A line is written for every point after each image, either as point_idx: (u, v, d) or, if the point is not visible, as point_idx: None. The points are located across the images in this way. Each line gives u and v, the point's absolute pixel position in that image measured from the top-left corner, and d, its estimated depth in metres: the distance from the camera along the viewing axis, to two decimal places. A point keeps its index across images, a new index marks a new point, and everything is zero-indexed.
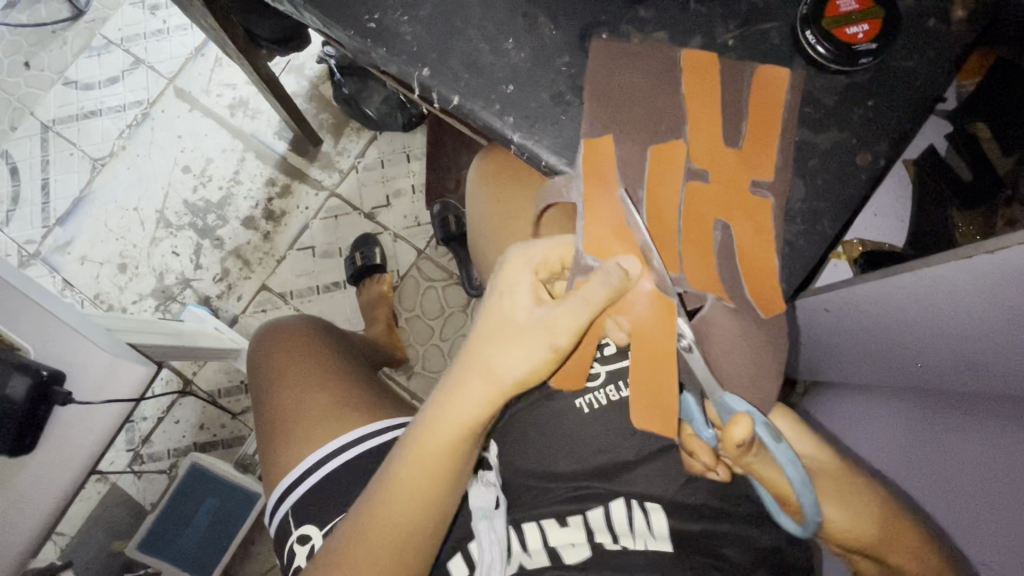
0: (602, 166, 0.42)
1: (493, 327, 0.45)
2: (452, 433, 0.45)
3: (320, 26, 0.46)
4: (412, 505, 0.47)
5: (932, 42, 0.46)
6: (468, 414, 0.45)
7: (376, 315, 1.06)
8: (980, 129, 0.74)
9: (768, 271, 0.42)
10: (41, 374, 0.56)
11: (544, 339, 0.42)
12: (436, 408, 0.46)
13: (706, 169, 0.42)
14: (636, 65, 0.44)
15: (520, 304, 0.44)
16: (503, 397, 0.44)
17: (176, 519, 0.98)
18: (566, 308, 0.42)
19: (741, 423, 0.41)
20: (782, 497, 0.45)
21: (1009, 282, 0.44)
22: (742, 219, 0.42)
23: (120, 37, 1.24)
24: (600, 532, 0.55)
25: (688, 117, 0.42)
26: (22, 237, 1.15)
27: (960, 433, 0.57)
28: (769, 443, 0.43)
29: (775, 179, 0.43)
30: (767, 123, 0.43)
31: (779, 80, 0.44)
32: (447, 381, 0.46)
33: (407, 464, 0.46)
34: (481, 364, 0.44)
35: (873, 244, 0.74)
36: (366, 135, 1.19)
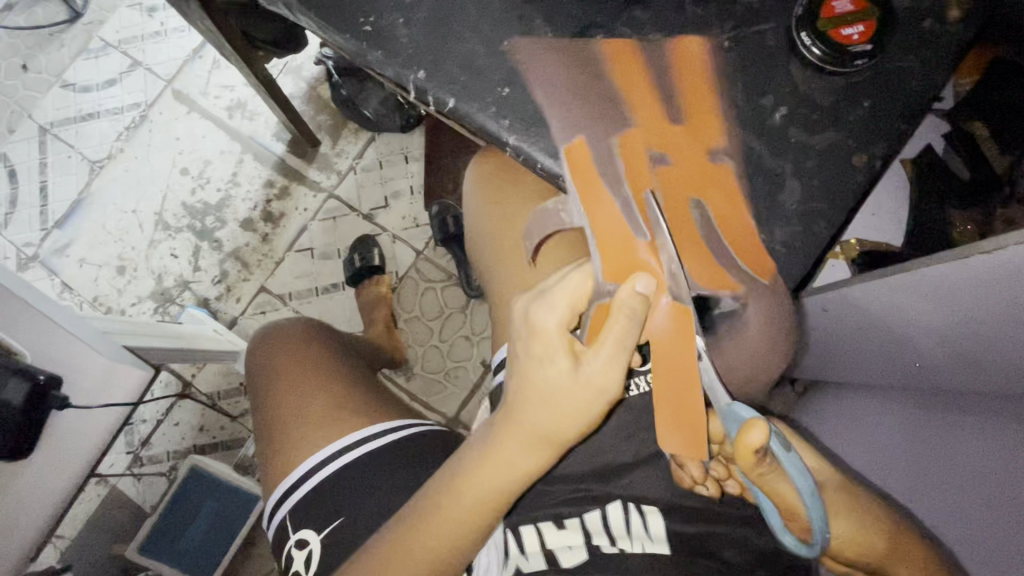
0: (584, 173, 0.41)
1: (535, 394, 0.42)
2: (507, 485, 0.45)
3: (316, 30, 0.46)
4: (453, 542, 0.47)
5: (928, 42, 0.46)
6: (520, 472, 0.45)
7: (375, 317, 1.06)
8: (976, 128, 0.74)
9: (751, 235, 0.43)
10: (38, 379, 0.56)
11: (597, 394, 0.41)
12: (486, 468, 0.45)
13: (667, 152, 0.42)
14: (566, 57, 0.44)
15: (559, 367, 0.41)
16: (553, 449, 0.44)
17: (176, 521, 0.98)
18: (608, 360, 0.41)
19: (758, 427, 0.39)
20: (791, 515, 0.42)
21: (1005, 282, 0.44)
22: (714, 191, 0.43)
23: (118, 39, 1.24)
24: (598, 535, 0.55)
25: (632, 104, 0.42)
26: (21, 240, 1.15)
27: (957, 434, 0.57)
28: (779, 453, 0.41)
29: (729, 147, 0.44)
30: (701, 97, 0.44)
31: (699, 53, 0.45)
32: (489, 445, 0.45)
33: (457, 512, 0.46)
34: (531, 429, 0.43)
35: (870, 244, 0.74)
36: (364, 136, 1.19)
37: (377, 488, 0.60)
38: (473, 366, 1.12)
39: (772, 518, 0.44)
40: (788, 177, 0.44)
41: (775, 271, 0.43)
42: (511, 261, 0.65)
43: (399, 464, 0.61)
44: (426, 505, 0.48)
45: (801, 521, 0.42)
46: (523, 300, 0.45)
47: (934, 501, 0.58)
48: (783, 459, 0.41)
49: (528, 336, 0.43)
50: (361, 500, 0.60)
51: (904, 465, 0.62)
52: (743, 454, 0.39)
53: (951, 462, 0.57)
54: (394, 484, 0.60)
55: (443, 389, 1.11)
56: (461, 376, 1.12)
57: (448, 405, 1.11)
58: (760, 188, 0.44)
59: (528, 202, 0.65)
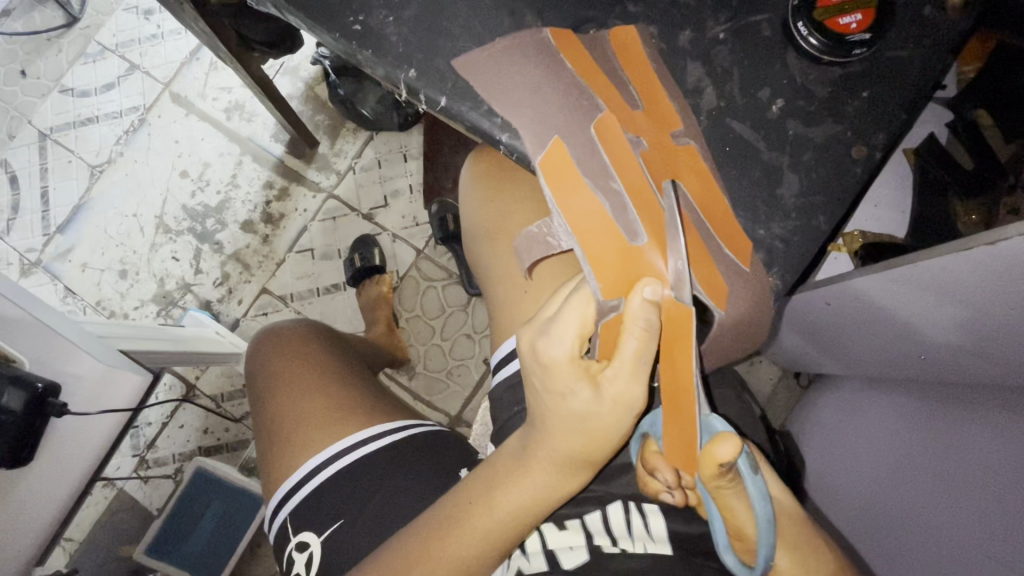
0: (566, 176, 0.38)
1: (563, 421, 0.42)
2: (538, 500, 0.46)
3: (305, 30, 0.45)
4: (479, 554, 0.47)
5: (928, 29, 0.45)
6: (547, 489, 0.45)
7: (376, 317, 1.06)
8: (981, 115, 0.73)
9: (727, 216, 0.42)
10: (36, 387, 0.56)
11: (624, 411, 0.41)
12: (515, 485, 0.46)
13: (639, 136, 0.40)
14: (518, 57, 0.42)
15: (583, 397, 0.41)
16: (580, 465, 0.44)
17: (183, 522, 0.99)
18: (628, 378, 0.40)
19: (729, 441, 0.39)
20: (739, 535, 0.44)
21: (1006, 274, 0.44)
22: (687, 173, 0.41)
23: (115, 42, 1.24)
24: (599, 535, 0.54)
25: (597, 96, 0.41)
26: (23, 245, 1.16)
27: (962, 431, 0.56)
28: (746, 474, 0.42)
29: (687, 128, 0.43)
30: (649, 83, 0.43)
31: (633, 39, 0.44)
32: (515, 467, 0.46)
33: (486, 527, 0.46)
34: (561, 451, 0.44)
35: (874, 236, 0.73)
36: (363, 136, 1.19)
37: (377, 490, 0.60)
38: (474, 364, 1.12)
39: (719, 538, 0.45)
40: (786, 171, 0.43)
41: (773, 268, 0.42)
42: (502, 259, 0.65)
43: (404, 466, 0.61)
44: (450, 513, 0.48)
45: (747, 543, 0.44)
46: (529, 336, 0.43)
47: (933, 496, 0.58)
48: (748, 482, 0.42)
49: (544, 371, 0.42)
50: (360, 502, 0.60)
51: (910, 460, 0.62)
52: (707, 464, 0.40)
53: (956, 457, 0.56)
54: (396, 486, 0.60)
55: (445, 388, 1.11)
56: (463, 375, 1.12)
57: (449, 404, 1.11)
58: (756, 183, 0.43)
59: (519, 194, 0.66)
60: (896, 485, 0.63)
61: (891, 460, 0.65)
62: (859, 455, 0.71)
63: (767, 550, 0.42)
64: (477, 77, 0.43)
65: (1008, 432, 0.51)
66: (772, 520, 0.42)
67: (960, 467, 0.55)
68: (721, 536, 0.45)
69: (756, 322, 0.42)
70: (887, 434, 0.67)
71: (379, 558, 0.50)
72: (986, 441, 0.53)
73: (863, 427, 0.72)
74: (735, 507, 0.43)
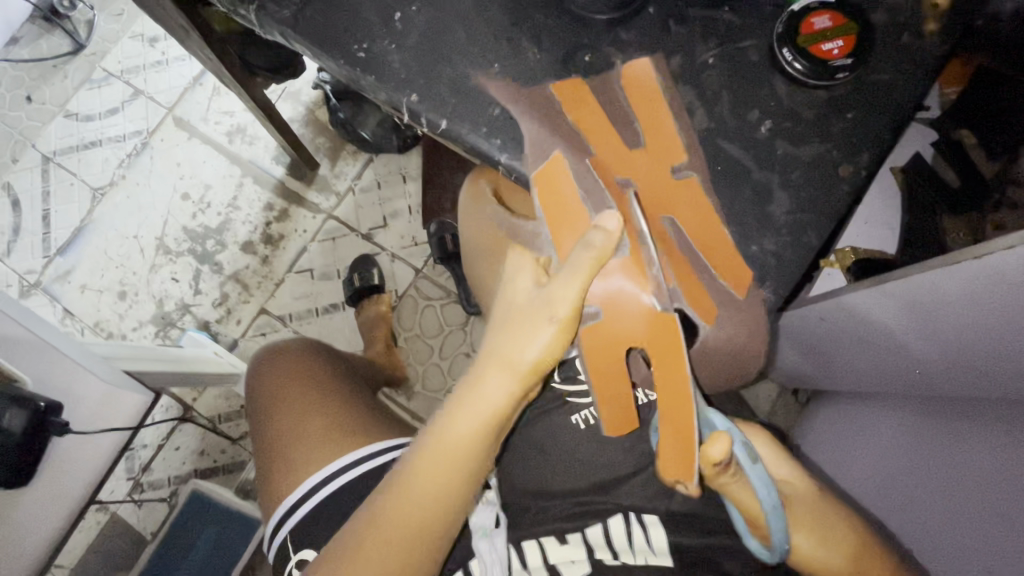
0: (557, 193, 0.43)
1: (510, 324, 0.45)
2: (483, 424, 0.47)
3: (312, 57, 0.47)
4: (427, 479, 0.48)
5: (908, 55, 0.47)
6: (489, 406, 0.46)
7: (375, 336, 1.06)
8: (964, 136, 0.75)
9: (728, 248, 0.43)
10: (38, 406, 0.56)
11: (553, 307, 0.43)
12: (466, 406, 0.47)
13: (633, 174, 0.43)
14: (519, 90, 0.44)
15: (525, 284, 0.45)
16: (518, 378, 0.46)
17: (176, 547, 0.97)
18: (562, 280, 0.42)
19: (719, 442, 0.42)
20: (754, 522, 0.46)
21: (993, 287, 0.45)
22: (681, 205, 0.44)
23: (120, 68, 1.27)
24: (600, 548, 0.54)
25: (590, 133, 0.44)
26: (23, 267, 1.16)
27: (964, 448, 0.56)
28: (745, 465, 0.44)
29: (690, 160, 0.44)
30: (654, 117, 0.44)
31: (646, 74, 0.45)
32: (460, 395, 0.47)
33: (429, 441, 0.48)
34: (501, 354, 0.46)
35: (865, 252, 0.74)
36: (362, 158, 1.21)
37: None
38: None
39: (739, 524, 0.48)
40: (776, 189, 0.45)
41: (766, 282, 0.44)
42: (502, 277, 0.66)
43: None
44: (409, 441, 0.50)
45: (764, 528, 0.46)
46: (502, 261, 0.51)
47: (938, 511, 0.58)
48: (749, 473, 0.44)
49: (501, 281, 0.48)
50: None
51: (914, 480, 0.62)
52: (705, 464, 0.43)
53: (958, 472, 0.57)
54: None
55: None
56: None
57: None
58: (749, 200, 0.44)
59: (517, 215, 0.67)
60: (900, 502, 0.64)
61: (893, 477, 0.66)
62: (859, 470, 0.72)
63: (779, 534, 0.44)
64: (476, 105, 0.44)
65: (1008, 447, 0.52)
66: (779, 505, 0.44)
67: (963, 483, 0.56)
68: (739, 523, 0.47)
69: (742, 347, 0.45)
70: (887, 451, 0.68)
71: (347, 546, 0.47)
72: (987, 456, 0.53)
73: (862, 445, 0.73)
74: (744, 498, 0.45)
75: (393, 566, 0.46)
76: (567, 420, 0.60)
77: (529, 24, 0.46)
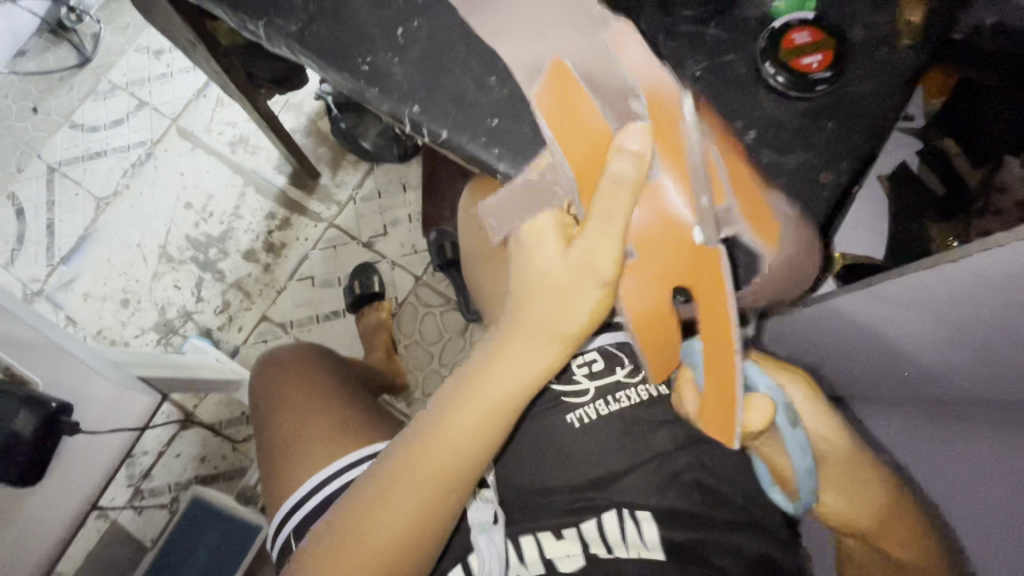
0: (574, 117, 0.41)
1: (544, 285, 0.46)
2: (524, 383, 0.49)
3: (317, 70, 0.50)
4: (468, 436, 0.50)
5: (885, 68, 0.49)
6: (526, 366, 0.49)
7: (374, 343, 1.08)
8: (946, 145, 0.78)
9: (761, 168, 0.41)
10: (49, 406, 0.57)
11: (587, 271, 0.44)
12: (502, 365, 0.49)
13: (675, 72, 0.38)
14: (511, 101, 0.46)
15: (549, 252, 0.45)
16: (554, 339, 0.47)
17: (176, 554, 0.98)
18: (594, 238, 0.42)
19: (759, 411, 0.45)
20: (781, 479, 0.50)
21: (976, 286, 0.46)
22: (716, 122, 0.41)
23: (126, 81, 1.30)
24: (595, 543, 0.56)
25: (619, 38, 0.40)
26: (27, 275, 1.18)
27: (963, 443, 0.57)
28: (785, 430, 0.47)
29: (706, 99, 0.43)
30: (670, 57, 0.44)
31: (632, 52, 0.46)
32: (493, 353, 0.49)
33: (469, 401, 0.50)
34: (535, 320, 0.47)
35: (853, 257, 0.76)
36: (363, 167, 1.23)
37: None
38: None
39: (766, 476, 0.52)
40: None
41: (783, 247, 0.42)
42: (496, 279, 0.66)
43: None
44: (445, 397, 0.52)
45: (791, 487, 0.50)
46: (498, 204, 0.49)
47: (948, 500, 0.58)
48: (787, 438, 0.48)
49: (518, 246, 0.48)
50: None
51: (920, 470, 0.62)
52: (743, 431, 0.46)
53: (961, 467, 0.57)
54: None
55: None
56: None
57: None
58: None
59: None
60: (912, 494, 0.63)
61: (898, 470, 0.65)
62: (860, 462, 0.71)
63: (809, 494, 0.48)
64: (467, 115, 0.47)
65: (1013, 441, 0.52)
66: (812, 469, 0.48)
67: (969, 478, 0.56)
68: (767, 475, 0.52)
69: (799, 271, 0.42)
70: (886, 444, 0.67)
71: (372, 482, 0.52)
72: (992, 450, 0.54)
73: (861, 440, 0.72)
74: (778, 458, 0.49)
75: (427, 497, 0.51)
76: (563, 419, 0.61)
77: None
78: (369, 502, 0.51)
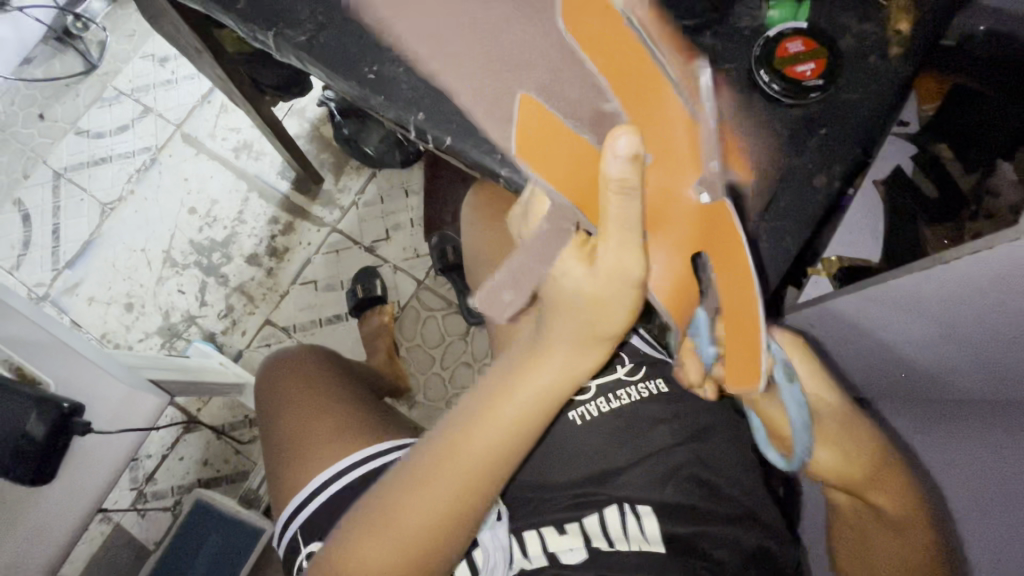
0: (547, 131, 0.36)
1: (568, 302, 0.41)
2: (555, 388, 0.46)
3: (324, 79, 0.51)
4: (491, 456, 0.48)
5: (876, 76, 0.50)
6: (563, 374, 0.46)
7: (376, 346, 1.09)
8: (941, 150, 0.79)
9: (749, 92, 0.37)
10: (63, 407, 0.59)
11: (622, 284, 0.37)
12: (532, 376, 0.46)
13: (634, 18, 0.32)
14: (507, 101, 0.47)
15: (574, 274, 0.38)
16: (594, 343, 0.44)
17: (180, 556, 0.98)
18: (616, 247, 0.35)
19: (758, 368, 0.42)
20: (777, 435, 0.48)
21: (963, 290, 0.48)
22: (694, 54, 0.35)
23: (131, 87, 1.31)
24: (597, 538, 0.57)
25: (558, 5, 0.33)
26: (32, 280, 1.19)
27: (959, 442, 0.58)
28: (782, 384, 0.45)
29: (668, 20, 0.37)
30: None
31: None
32: (526, 362, 0.46)
33: (501, 419, 0.47)
34: (573, 332, 0.43)
35: (849, 260, 0.76)
36: (366, 173, 1.24)
37: None
38: None
39: (759, 433, 0.49)
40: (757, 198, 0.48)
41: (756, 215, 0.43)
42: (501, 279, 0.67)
43: None
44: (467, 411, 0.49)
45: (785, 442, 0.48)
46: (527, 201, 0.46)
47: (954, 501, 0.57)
48: (784, 391, 0.45)
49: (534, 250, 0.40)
50: None
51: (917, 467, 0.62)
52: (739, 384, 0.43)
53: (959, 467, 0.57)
54: None
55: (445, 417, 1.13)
56: None
57: None
58: None
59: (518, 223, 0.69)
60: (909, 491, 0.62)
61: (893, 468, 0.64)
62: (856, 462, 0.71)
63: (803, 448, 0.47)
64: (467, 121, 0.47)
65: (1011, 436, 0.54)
66: (807, 421, 0.46)
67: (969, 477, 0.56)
68: (760, 433, 0.49)
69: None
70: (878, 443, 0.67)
71: (379, 500, 0.51)
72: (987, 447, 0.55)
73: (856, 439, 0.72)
74: (772, 412, 0.47)
75: (447, 512, 0.49)
76: (565, 416, 0.62)
77: None
78: (391, 505, 0.50)
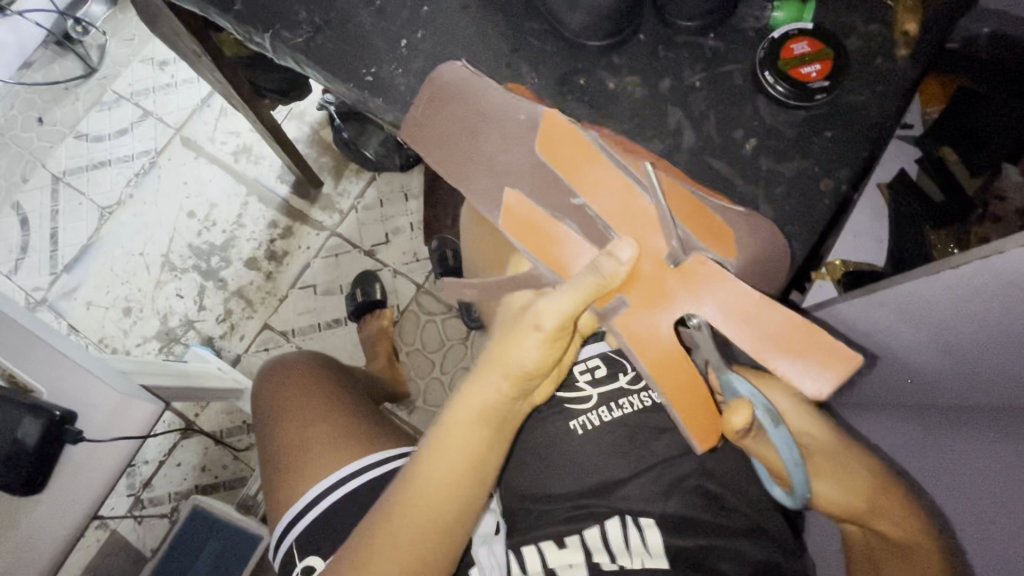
0: (533, 223, 0.43)
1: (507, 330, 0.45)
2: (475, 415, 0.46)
3: (322, 81, 0.51)
4: (448, 487, 0.47)
5: (882, 78, 0.49)
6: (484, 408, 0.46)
7: (375, 351, 1.08)
8: (946, 152, 0.78)
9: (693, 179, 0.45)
10: (54, 415, 0.58)
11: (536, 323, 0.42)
12: (461, 407, 0.46)
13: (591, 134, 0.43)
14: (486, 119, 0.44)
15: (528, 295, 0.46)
16: (512, 380, 0.45)
17: (177, 563, 0.97)
18: (557, 294, 0.41)
19: (740, 410, 0.43)
20: (776, 473, 0.47)
21: (974, 295, 0.47)
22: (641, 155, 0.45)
23: (131, 91, 1.31)
24: (598, 552, 0.55)
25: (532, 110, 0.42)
26: (29, 285, 1.18)
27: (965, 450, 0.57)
28: (768, 427, 0.45)
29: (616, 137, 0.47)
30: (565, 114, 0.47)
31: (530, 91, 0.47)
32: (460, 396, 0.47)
33: (430, 451, 0.47)
34: (501, 365, 0.45)
35: (854, 264, 0.77)
36: (365, 176, 1.24)
37: None
38: None
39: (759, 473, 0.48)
40: (761, 203, 0.47)
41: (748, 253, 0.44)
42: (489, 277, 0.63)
43: None
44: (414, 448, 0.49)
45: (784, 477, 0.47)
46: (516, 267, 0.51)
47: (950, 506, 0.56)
48: (771, 434, 0.45)
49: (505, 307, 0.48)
50: None
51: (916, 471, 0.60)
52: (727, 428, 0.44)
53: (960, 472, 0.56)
54: None
55: None
56: None
57: None
58: None
59: None
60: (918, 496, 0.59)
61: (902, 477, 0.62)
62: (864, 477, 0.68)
63: (802, 485, 0.45)
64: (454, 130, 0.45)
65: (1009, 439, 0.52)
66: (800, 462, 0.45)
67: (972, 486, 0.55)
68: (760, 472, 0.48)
69: (777, 254, 0.44)
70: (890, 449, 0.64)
71: (350, 553, 0.47)
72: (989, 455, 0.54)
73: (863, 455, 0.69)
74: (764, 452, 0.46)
75: (405, 555, 0.46)
76: (566, 426, 0.61)
77: (526, 51, 0.49)
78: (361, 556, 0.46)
